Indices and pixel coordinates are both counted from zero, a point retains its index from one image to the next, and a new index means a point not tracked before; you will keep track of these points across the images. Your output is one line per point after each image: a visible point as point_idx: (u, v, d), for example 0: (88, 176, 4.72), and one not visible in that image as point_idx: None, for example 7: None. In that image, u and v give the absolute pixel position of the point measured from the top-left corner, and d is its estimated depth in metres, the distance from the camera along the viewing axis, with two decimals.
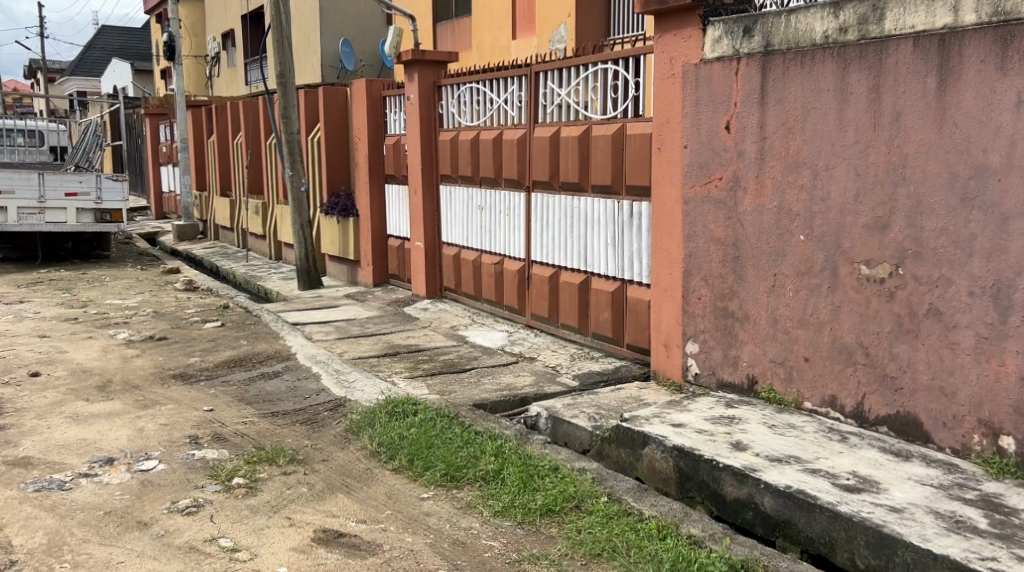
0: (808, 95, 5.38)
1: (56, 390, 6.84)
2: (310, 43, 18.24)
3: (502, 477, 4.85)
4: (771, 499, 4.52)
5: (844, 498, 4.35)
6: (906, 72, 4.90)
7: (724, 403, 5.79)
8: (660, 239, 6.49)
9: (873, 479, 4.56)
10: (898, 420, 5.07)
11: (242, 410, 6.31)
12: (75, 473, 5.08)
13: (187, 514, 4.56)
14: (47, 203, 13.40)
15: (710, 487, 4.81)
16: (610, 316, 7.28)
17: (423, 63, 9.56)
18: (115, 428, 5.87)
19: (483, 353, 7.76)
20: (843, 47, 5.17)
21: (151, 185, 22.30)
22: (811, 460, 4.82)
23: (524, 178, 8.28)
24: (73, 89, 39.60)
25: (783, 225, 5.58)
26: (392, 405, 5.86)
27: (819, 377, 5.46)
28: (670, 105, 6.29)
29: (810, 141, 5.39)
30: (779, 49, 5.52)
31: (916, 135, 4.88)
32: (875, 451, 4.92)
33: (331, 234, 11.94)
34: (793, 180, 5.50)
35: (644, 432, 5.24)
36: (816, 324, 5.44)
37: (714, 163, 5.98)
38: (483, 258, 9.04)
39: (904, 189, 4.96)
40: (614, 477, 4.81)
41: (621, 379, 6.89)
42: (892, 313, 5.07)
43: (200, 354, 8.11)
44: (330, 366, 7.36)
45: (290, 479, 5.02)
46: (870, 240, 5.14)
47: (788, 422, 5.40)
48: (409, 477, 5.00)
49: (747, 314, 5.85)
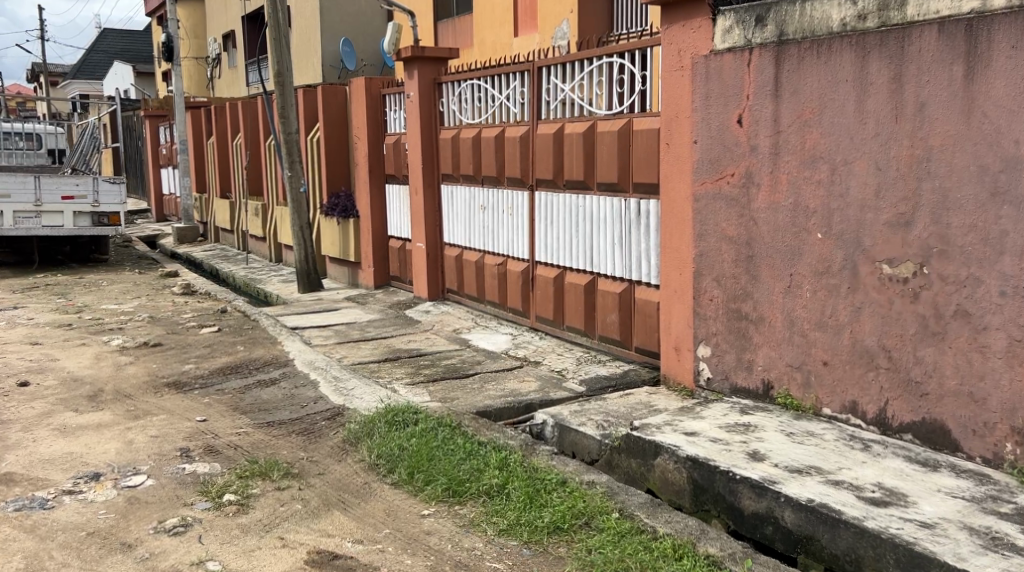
0: (826, 85, 5.12)
1: (45, 400, 6.60)
2: (310, 42, 17.99)
3: (507, 492, 4.59)
4: (792, 514, 4.27)
5: (871, 513, 4.10)
6: (931, 60, 4.64)
7: (738, 409, 5.54)
8: (670, 238, 6.23)
9: (900, 491, 4.31)
10: (924, 427, 4.81)
11: (237, 420, 6.07)
12: (59, 491, 4.83)
13: (174, 535, 4.32)
14: (44, 206, 13.17)
15: (727, 499, 4.58)
16: (618, 319, 7.02)
17: (423, 59, 9.31)
18: (103, 441, 5.63)
19: (487, 357, 7.51)
20: (863, 35, 4.92)
21: (152, 186, 22.05)
22: (833, 470, 4.57)
23: (527, 177, 8.03)
24: (77, 92, 39.37)
25: (799, 223, 5.32)
26: (391, 413, 5.61)
27: (839, 382, 5.20)
28: (679, 99, 6.03)
29: (827, 135, 5.13)
30: (794, 39, 5.27)
31: (941, 127, 4.62)
32: (901, 461, 4.66)
33: (331, 236, 11.70)
34: (809, 175, 5.24)
35: (655, 441, 5.01)
36: (835, 326, 5.19)
37: (724, 158, 5.73)
38: (486, 258, 8.80)
39: (929, 183, 4.69)
40: (625, 490, 4.56)
41: (629, 384, 6.62)
42: (917, 314, 4.81)
43: (195, 360, 7.87)
44: (330, 372, 7.12)
45: (284, 494, 4.77)
46: (893, 238, 4.88)
47: (807, 429, 5.15)
48: (410, 492, 4.75)
49: (762, 316, 5.59)
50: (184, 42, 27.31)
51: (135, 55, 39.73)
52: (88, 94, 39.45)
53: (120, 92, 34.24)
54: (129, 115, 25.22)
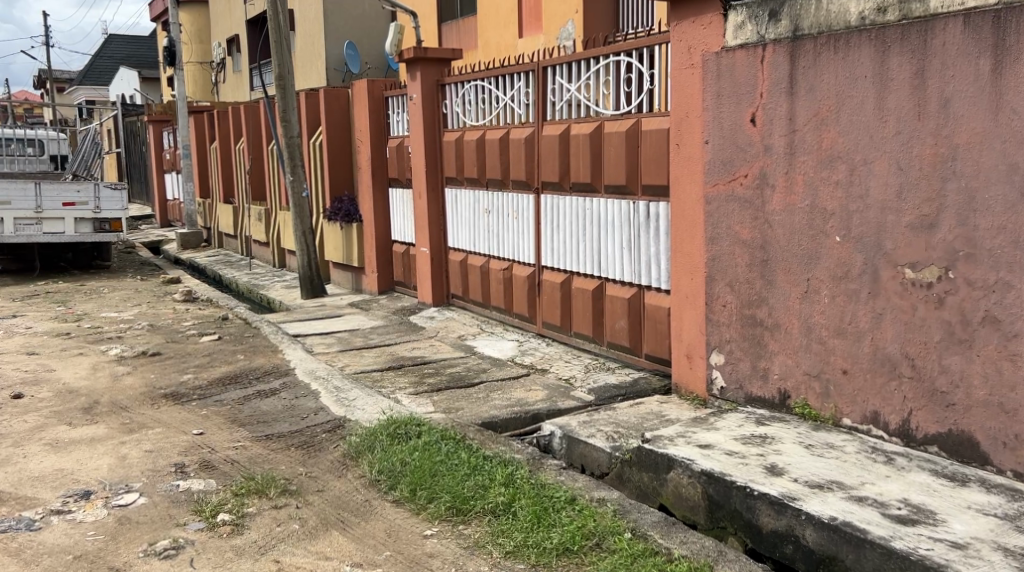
0: (843, 82, 4.91)
1: (39, 414, 6.41)
2: (314, 46, 17.83)
3: (514, 510, 4.38)
4: (813, 533, 4.08)
5: (898, 532, 3.89)
6: (955, 53, 4.42)
7: (754, 420, 5.33)
8: (680, 242, 6.02)
9: (928, 508, 4.09)
10: (951, 439, 4.59)
11: (234, 433, 5.87)
12: (46, 510, 4.64)
13: (165, 558, 4.14)
14: (44, 212, 13.00)
15: (745, 516, 4.38)
16: (627, 325, 6.81)
17: (425, 60, 9.11)
18: (95, 456, 5.44)
19: (492, 365, 7.30)
20: (883, 28, 4.71)
21: (156, 192, 21.79)
22: (856, 485, 4.36)
23: (532, 179, 7.83)
24: (82, 98, 39.13)
25: (817, 225, 5.11)
26: (394, 426, 5.40)
27: (859, 392, 4.99)
28: (689, 97, 5.82)
29: (845, 133, 4.92)
30: (810, 34, 5.06)
31: (966, 124, 4.40)
32: (927, 474, 4.45)
33: (334, 240, 11.51)
34: (827, 175, 5.03)
35: (668, 455, 4.83)
36: (855, 333, 4.98)
37: (738, 159, 5.52)
38: (491, 263, 8.60)
39: (954, 184, 4.48)
40: (638, 507, 4.35)
41: (640, 393, 6.40)
42: (942, 321, 4.59)
43: (194, 370, 7.67)
44: (330, 382, 6.92)
45: (281, 513, 4.58)
46: (915, 241, 4.66)
47: (826, 441, 4.94)
48: (412, 510, 4.55)
49: (778, 322, 5.38)
50: (187, 48, 27.18)
51: (140, 63, 39.68)
52: (94, 99, 39.11)
53: (124, 99, 34.16)
54: (132, 120, 25.00)
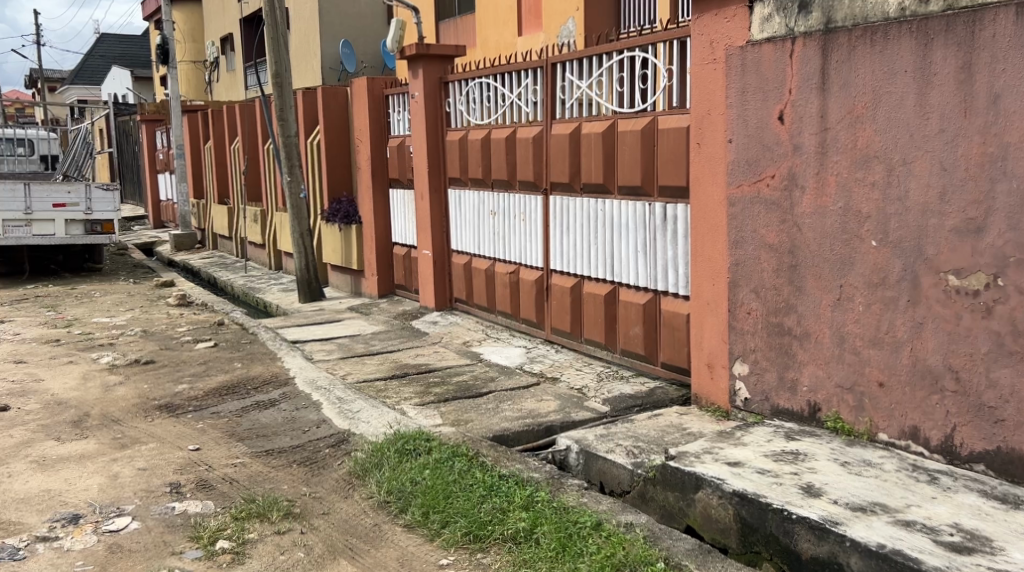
0: (881, 77, 4.62)
1: (26, 428, 6.08)
2: (310, 44, 17.48)
3: (536, 537, 4.08)
4: (859, 560, 3.80)
5: (954, 562, 3.61)
6: (1006, 45, 4.14)
7: (783, 435, 5.03)
8: (701, 245, 5.72)
9: (982, 535, 3.81)
10: (999, 457, 4.32)
11: (232, 449, 5.56)
12: (31, 537, 4.33)
13: None
14: (33, 214, 12.63)
15: (781, 541, 4.09)
16: (642, 332, 6.51)
17: (428, 57, 8.79)
18: (85, 475, 5.13)
19: (500, 373, 7.00)
20: (925, 20, 4.42)
21: (149, 192, 21.42)
22: (901, 508, 4.07)
23: (541, 180, 7.54)
24: (75, 98, 38.65)
25: (850, 229, 4.82)
26: (401, 440, 5.09)
27: (897, 406, 4.70)
28: (711, 94, 5.53)
29: (883, 132, 4.63)
30: (844, 26, 4.77)
31: (1019, 122, 4.12)
32: (976, 496, 4.16)
33: (332, 243, 11.17)
34: (862, 176, 4.74)
35: (696, 473, 4.52)
36: (892, 344, 4.69)
37: (765, 159, 5.22)
38: (496, 266, 8.29)
39: (1004, 185, 4.20)
40: (669, 533, 4.06)
41: (657, 403, 6.10)
42: (989, 332, 4.31)
43: (189, 380, 7.34)
44: (332, 393, 6.60)
45: (284, 539, 4.28)
46: (961, 246, 4.37)
47: (862, 458, 4.65)
48: (424, 537, 4.26)
49: (808, 331, 5.08)
50: (181, 46, 26.80)
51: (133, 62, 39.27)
52: (87, 98, 38.68)
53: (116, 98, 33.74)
54: (125, 119, 24.62)
